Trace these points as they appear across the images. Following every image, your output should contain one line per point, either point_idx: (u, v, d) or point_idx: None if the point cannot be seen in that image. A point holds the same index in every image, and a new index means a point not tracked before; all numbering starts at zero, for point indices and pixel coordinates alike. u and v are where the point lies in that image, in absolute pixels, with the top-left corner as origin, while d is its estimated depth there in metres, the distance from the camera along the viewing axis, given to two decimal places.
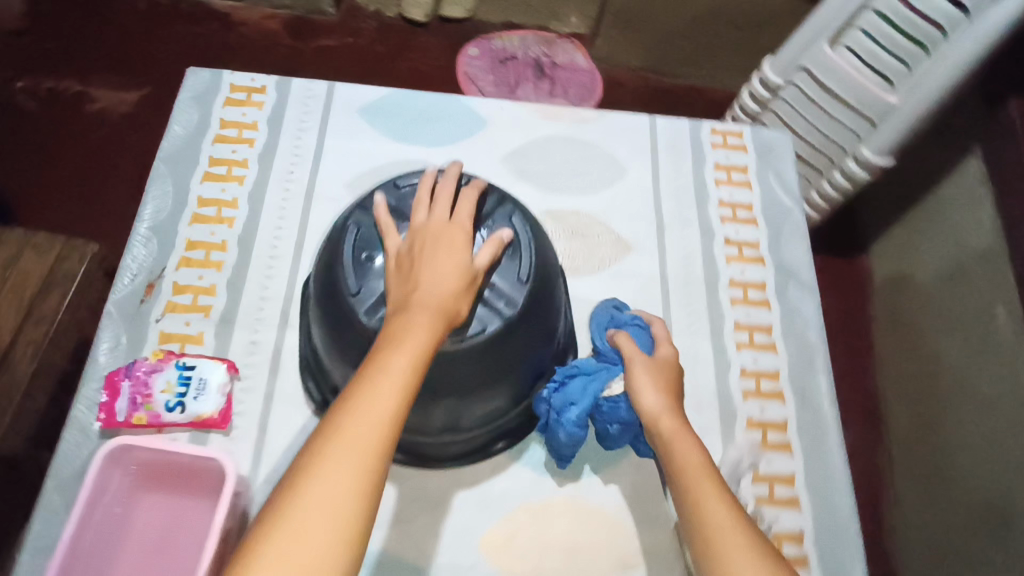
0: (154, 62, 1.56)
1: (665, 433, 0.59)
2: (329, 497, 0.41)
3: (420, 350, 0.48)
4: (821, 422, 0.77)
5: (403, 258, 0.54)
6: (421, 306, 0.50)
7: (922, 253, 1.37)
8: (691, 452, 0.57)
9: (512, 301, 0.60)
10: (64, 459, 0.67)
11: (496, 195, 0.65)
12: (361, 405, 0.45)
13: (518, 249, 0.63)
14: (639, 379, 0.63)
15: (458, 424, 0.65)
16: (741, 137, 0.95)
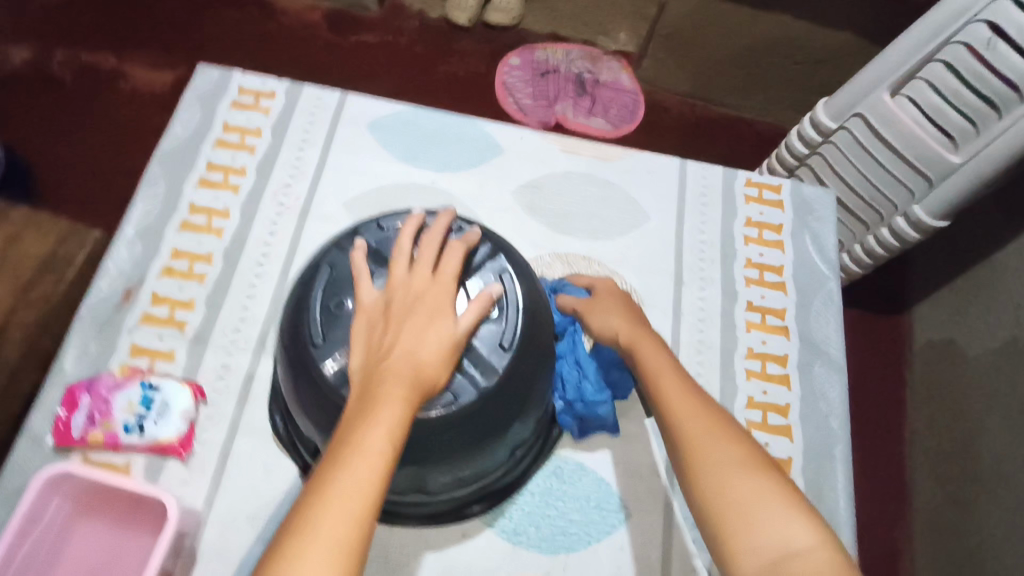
0: (192, 43, 1.52)
1: (623, 339, 0.63)
2: None
3: (395, 430, 0.43)
4: (835, 522, 0.69)
5: (376, 320, 0.50)
6: (392, 382, 0.45)
7: (970, 323, 1.26)
8: (650, 351, 0.60)
9: (490, 370, 0.55)
10: (12, 472, 0.64)
11: (490, 245, 0.61)
12: (325, 514, 0.39)
13: (504, 308, 0.58)
14: (593, 310, 0.68)
15: (424, 487, 0.60)
16: (778, 191, 0.88)
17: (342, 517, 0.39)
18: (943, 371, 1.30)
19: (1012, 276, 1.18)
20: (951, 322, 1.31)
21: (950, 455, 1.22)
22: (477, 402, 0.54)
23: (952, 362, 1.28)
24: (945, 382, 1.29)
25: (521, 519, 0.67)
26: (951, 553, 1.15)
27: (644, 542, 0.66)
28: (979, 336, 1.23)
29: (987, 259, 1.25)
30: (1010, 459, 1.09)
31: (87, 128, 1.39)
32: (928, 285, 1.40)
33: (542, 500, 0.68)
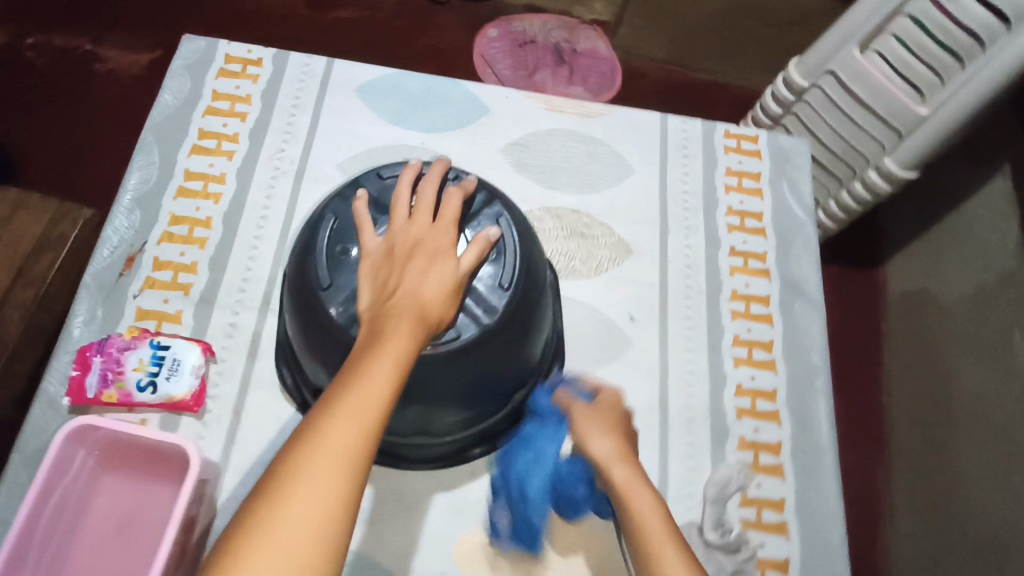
0: (168, 25, 1.50)
1: (616, 479, 0.58)
2: (304, 513, 0.38)
3: (401, 360, 0.46)
4: (819, 447, 0.74)
5: (381, 262, 0.52)
6: (400, 318, 0.48)
7: (943, 272, 1.32)
8: (644, 499, 0.56)
9: (491, 308, 0.57)
10: (31, 433, 0.66)
11: (488, 195, 0.63)
12: (333, 425, 0.41)
13: (502, 253, 0.60)
14: (586, 427, 0.62)
15: (430, 427, 0.63)
16: (756, 142, 0.91)
17: (350, 430, 0.41)
18: (918, 318, 1.36)
19: (981, 223, 1.24)
20: (925, 271, 1.37)
21: (926, 397, 1.29)
22: (478, 343, 0.56)
23: (928, 310, 1.34)
24: (919, 328, 1.35)
25: None
26: (924, 486, 1.23)
27: None
28: (953, 284, 1.29)
29: (958, 209, 1.31)
30: (981, 397, 1.16)
31: (66, 113, 1.38)
32: (902, 239, 1.45)
33: None
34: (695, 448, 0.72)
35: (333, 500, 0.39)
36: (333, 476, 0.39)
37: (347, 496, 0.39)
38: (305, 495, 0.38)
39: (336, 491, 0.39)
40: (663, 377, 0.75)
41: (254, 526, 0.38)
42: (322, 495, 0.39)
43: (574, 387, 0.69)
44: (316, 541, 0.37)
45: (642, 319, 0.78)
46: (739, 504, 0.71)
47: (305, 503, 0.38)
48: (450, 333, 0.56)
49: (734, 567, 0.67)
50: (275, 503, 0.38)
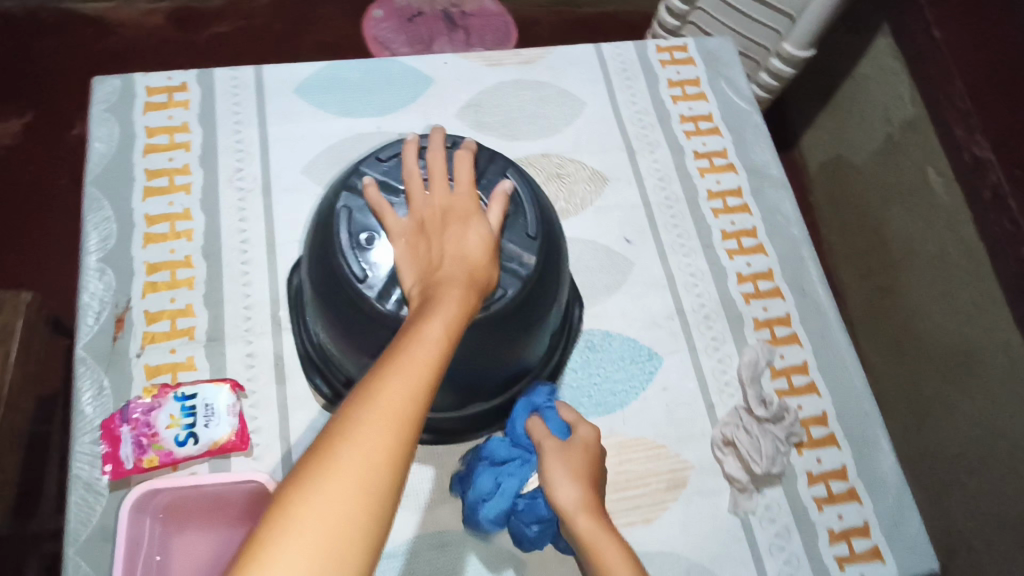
0: (29, 86, 1.36)
1: (585, 534, 0.54)
2: (356, 468, 0.36)
3: (450, 321, 0.45)
4: (820, 307, 0.81)
5: (415, 238, 0.53)
6: (450, 284, 0.48)
7: (852, 136, 1.43)
8: (615, 559, 0.52)
9: (525, 260, 0.59)
10: (77, 524, 0.61)
11: (485, 152, 0.63)
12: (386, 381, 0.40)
13: (519, 205, 0.61)
14: (554, 473, 0.57)
15: (484, 390, 0.65)
16: (686, 51, 0.95)
17: (402, 390, 0.39)
18: (842, 185, 1.48)
19: (874, 83, 1.35)
20: (836, 140, 1.48)
21: (867, 251, 1.41)
22: (523, 295, 0.58)
23: (848, 173, 1.45)
24: (844, 193, 1.47)
25: (573, 395, 0.73)
26: (886, 327, 1.35)
27: (681, 376, 0.75)
28: (862, 144, 1.40)
29: (851, 76, 1.41)
30: (914, 238, 1.28)
31: None
32: (809, 117, 1.56)
33: (585, 372, 0.74)
34: (719, 340, 0.77)
35: (384, 458, 0.37)
36: (385, 434, 0.37)
37: (397, 457, 0.37)
38: (358, 452, 0.36)
39: (389, 450, 0.37)
40: (672, 285, 0.79)
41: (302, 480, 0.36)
42: (374, 451, 0.37)
43: (552, 416, 0.65)
44: (364, 500, 0.35)
45: (637, 239, 0.81)
46: (771, 378, 0.76)
47: (358, 458, 0.36)
48: (495, 292, 0.57)
49: (786, 432, 0.72)
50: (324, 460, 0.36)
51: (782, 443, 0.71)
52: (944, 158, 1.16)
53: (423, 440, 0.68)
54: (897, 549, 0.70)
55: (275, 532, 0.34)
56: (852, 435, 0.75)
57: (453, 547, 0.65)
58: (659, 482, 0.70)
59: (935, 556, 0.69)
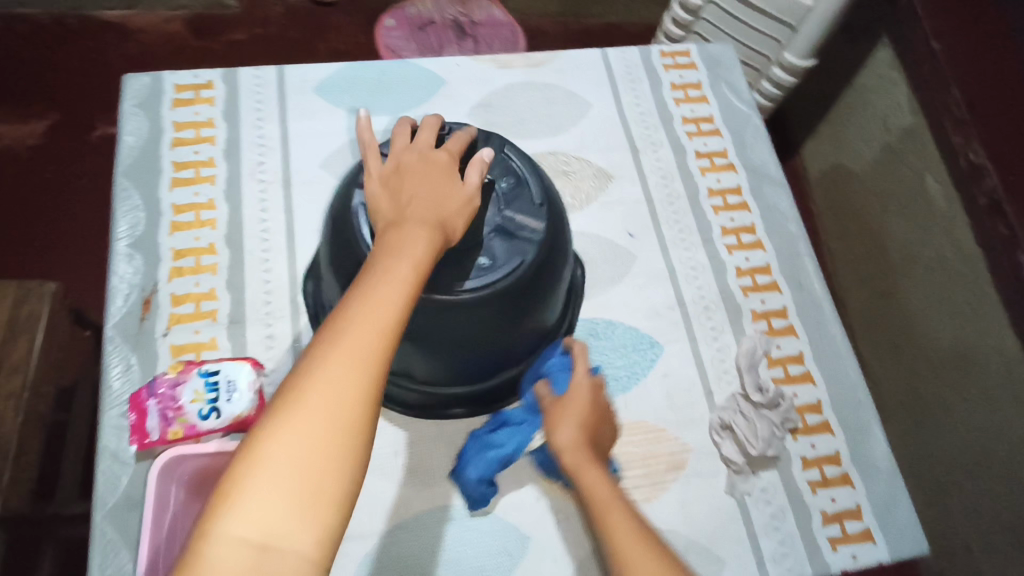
0: (52, 89, 1.41)
1: (572, 467, 0.60)
2: (330, 405, 0.39)
3: (417, 266, 0.46)
4: (817, 301, 0.84)
5: (384, 184, 0.53)
6: (416, 233, 0.48)
7: (851, 143, 1.47)
8: (597, 483, 0.58)
9: (536, 225, 0.65)
10: (105, 491, 0.65)
11: (483, 133, 0.70)
12: (355, 323, 0.41)
13: (522, 180, 0.68)
14: (551, 417, 0.64)
15: (508, 360, 0.69)
16: (688, 56, 0.99)
17: (370, 331, 0.41)
18: (842, 191, 1.51)
19: (873, 92, 1.39)
20: (836, 147, 1.52)
21: (866, 255, 1.43)
22: (540, 261, 0.64)
23: (848, 180, 1.49)
24: (845, 198, 1.50)
25: None
26: (885, 330, 1.38)
27: (680, 363, 0.78)
28: (862, 151, 1.44)
29: (852, 85, 1.45)
30: (912, 241, 1.30)
31: None
32: (811, 125, 1.60)
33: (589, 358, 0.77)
34: (717, 330, 0.80)
35: (354, 395, 0.39)
36: (356, 374, 0.40)
37: (368, 395, 0.40)
38: (331, 390, 0.39)
39: (358, 386, 0.40)
40: (674, 277, 0.83)
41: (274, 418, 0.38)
42: (345, 389, 0.39)
43: (559, 375, 0.70)
44: (338, 436, 0.39)
45: (640, 233, 0.85)
46: (767, 367, 0.79)
47: (330, 396, 0.39)
48: (516, 260, 0.63)
49: (781, 418, 0.75)
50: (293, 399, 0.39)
51: (778, 429, 0.74)
52: (941, 164, 1.20)
53: (459, 415, 0.72)
54: (888, 531, 0.72)
55: (255, 468, 0.37)
56: (846, 422, 0.77)
57: (463, 520, 0.68)
58: (660, 463, 0.73)
59: (925, 538, 0.72)
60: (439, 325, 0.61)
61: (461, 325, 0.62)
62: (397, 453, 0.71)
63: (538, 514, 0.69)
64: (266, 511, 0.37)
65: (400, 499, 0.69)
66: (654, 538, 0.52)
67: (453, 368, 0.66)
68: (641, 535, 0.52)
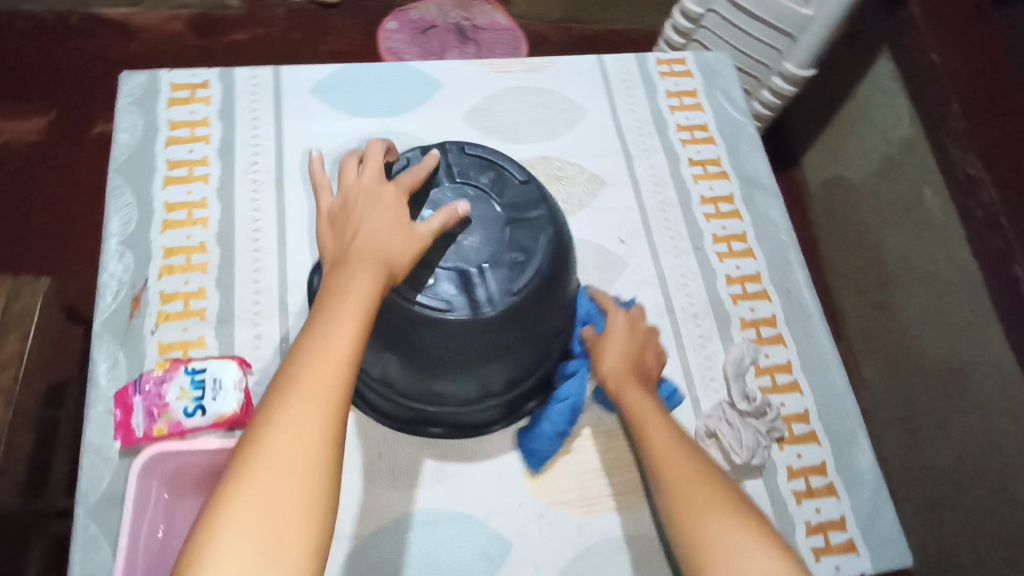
0: (55, 85, 1.42)
1: (614, 386, 0.66)
2: (291, 454, 0.41)
3: (365, 305, 0.48)
4: (806, 311, 0.84)
5: (333, 230, 0.56)
6: (359, 277, 0.49)
7: (851, 154, 1.47)
8: (637, 399, 0.64)
9: (536, 199, 0.66)
10: (89, 487, 0.65)
11: (436, 144, 0.68)
12: (309, 372, 0.44)
13: (499, 168, 0.68)
14: (598, 346, 0.69)
15: (536, 363, 0.69)
16: (684, 63, 0.99)
17: (324, 378, 0.44)
18: (841, 202, 1.50)
19: (873, 103, 1.39)
20: (835, 158, 1.52)
21: (862, 266, 1.43)
22: (559, 234, 0.66)
23: (846, 190, 1.49)
24: (842, 209, 1.50)
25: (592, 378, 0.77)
26: (880, 342, 1.37)
27: (668, 371, 0.78)
28: (861, 162, 1.44)
29: (852, 96, 1.45)
30: (910, 253, 1.30)
31: None
32: (811, 135, 1.60)
33: None
34: (706, 338, 0.80)
35: (315, 441, 0.42)
36: (315, 421, 0.43)
37: (327, 439, 0.42)
38: (291, 438, 0.42)
39: (316, 436, 0.42)
40: (663, 284, 0.83)
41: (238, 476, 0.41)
42: (304, 436, 0.42)
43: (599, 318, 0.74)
44: (302, 481, 0.41)
45: (631, 240, 0.85)
46: (755, 376, 0.79)
47: (291, 444, 0.42)
48: (542, 238, 0.64)
49: (767, 427, 0.75)
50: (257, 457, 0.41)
51: (763, 437, 0.74)
52: (938, 177, 1.19)
53: (501, 424, 0.73)
54: (872, 543, 0.72)
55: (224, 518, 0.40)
56: (833, 433, 0.77)
57: (443, 524, 0.68)
58: None
59: (909, 551, 0.71)
60: (510, 328, 0.62)
61: (530, 319, 0.63)
62: (381, 455, 0.71)
63: (520, 518, 0.69)
64: (237, 558, 0.39)
65: (383, 501, 0.69)
66: (694, 449, 0.59)
67: (518, 371, 0.68)
68: (680, 443, 0.59)
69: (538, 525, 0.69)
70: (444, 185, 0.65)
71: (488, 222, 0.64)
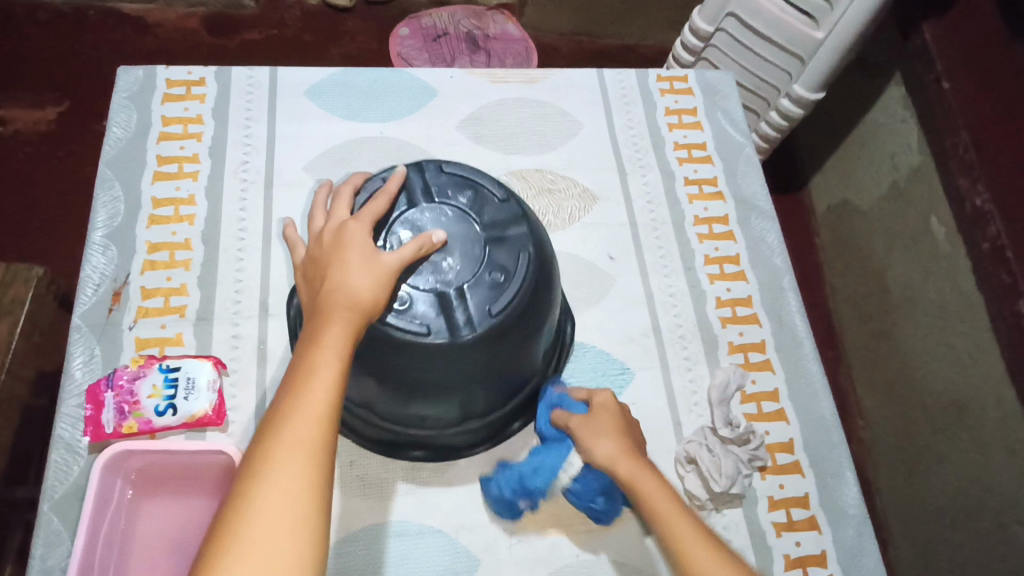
0: (69, 76, 1.43)
1: (625, 478, 0.61)
2: (278, 508, 0.41)
3: (341, 351, 0.49)
4: (797, 338, 0.82)
5: (307, 286, 0.56)
6: (332, 321, 0.50)
7: (858, 179, 1.45)
8: (654, 490, 0.59)
9: (517, 216, 0.65)
10: (55, 480, 0.64)
11: (413, 164, 0.67)
12: (292, 422, 0.44)
13: (478, 186, 0.67)
14: (586, 434, 0.65)
15: (514, 384, 0.68)
16: (686, 81, 0.98)
17: (306, 427, 0.44)
18: (846, 227, 1.48)
19: (883, 129, 1.37)
20: (843, 183, 1.50)
21: (865, 294, 1.40)
22: (541, 250, 0.65)
23: (852, 216, 1.46)
24: (847, 235, 1.47)
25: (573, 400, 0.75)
26: (881, 373, 1.34)
27: (650, 392, 0.76)
28: (868, 189, 1.41)
29: (861, 121, 1.44)
30: (913, 282, 1.27)
31: None
32: (819, 158, 1.58)
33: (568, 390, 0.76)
34: (692, 360, 0.79)
35: (301, 491, 0.42)
36: (300, 472, 0.42)
37: (314, 489, 0.42)
38: (277, 491, 0.41)
39: (304, 493, 0.42)
40: (651, 303, 0.81)
41: (226, 539, 0.40)
42: (291, 487, 0.42)
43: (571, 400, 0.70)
44: (289, 534, 0.40)
45: (621, 257, 0.84)
46: (740, 402, 0.77)
47: (276, 497, 0.41)
48: (523, 255, 0.63)
49: (749, 455, 0.73)
50: (246, 516, 0.41)
51: (744, 466, 0.72)
52: (946, 206, 1.17)
53: (482, 446, 0.71)
54: None
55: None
56: (818, 465, 0.75)
57: (412, 536, 0.67)
58: None
59: None
60: (494, 347, 0.61)
61: (514, 336, 0.62)
62: (352, 463, 0.70)
63: (490, 536, 0.68)
64: None
65: (351, 511, 0.67)
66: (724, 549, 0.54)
67: (500, 389, 0.67)
68: (710, 544, 0.54)
69: (508, 544, 0.68)
70: (421, 207, 0.64)
71: (468, 242, 0.63)
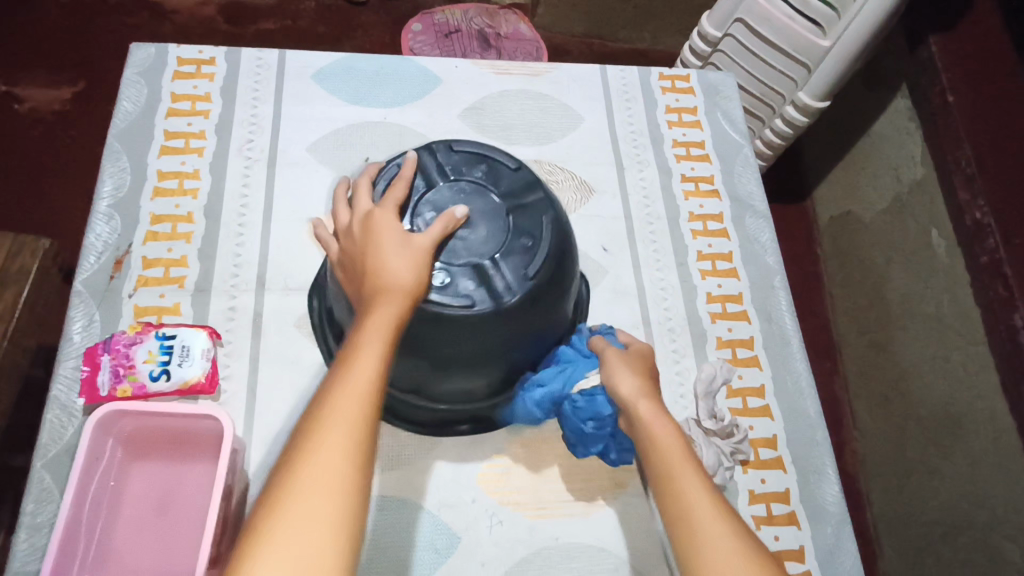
0: (87, 57, 1.46)
1: (641, 411, 0.55)
2: (321, 476, 0.40)
3: (386, 329, 0.49)
4: (785, 337, 0.83)
5: (349, 279, 0.57)
6: (380, 304, 0.51)
7: (861, 190, 1.45)
8: (664, 430, 0.53)
9: (532, 182, 0.67)
10: (50, 439, 0.66)
11: (423, 148, 0.68)
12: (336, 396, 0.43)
13: (490, 160, 0.68)
14: (612, 367, 0.61)
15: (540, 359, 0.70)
16: (688, 81, 0.99)
17: (350, 400, 0.43)
18: (846, 237, 1.49)
19: (887, 140, 1.37)
20: (845, 193, 1.50)
21: (863, 304, 1.40)
22: (559, 217, 0.67)
23: (853, 226, 1.47)
24: (848, 245, 1.48)
25: None
26: (875, 383, 1.34)
27: None
28: (870, 199, 1.42)
29: (865, 132, 1.44)
30: (910, 292, 1.28)
31: None
32: (823, 167, 1.58)
33: None
34: (680, 353, 0.80)
35: (343, 461, 0.41)
36: (345, 442, 0.42)
37: (358, 458, 0.41)
38: (318, 460, 0.40)
39: (348, 464, 0.41)
40: (642, 295, 0.82)
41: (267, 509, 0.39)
42: (336, 457, 0.41)
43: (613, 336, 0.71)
44: (333, 503, 0.39)
45: (614, 249, 0.85)
46: (725, 397, 0.78)
47: (319, 468, 0.40)
48: (545, 221, 0.65)
49: (731, 448, 0.74)
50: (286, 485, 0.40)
51: (726, 458, 0.73)
52: (946, 219, 1.17)
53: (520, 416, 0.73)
54: None
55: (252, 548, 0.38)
56: (799, 461, 0.76)
57: (394, 511, 0.68)
58: (602, 480, 0.72)
59: None
60: (530, 316, 0.63)
61: (546, 303, 0.64)
62: None
63: (471, 514, 0.69)
64: None
65: None
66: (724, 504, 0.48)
67: (533, 364, 0.69)
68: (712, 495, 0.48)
69: (488, 523, 0.69)
70: (439, 185, 0.65)
71: (490, 213, 0.64)
